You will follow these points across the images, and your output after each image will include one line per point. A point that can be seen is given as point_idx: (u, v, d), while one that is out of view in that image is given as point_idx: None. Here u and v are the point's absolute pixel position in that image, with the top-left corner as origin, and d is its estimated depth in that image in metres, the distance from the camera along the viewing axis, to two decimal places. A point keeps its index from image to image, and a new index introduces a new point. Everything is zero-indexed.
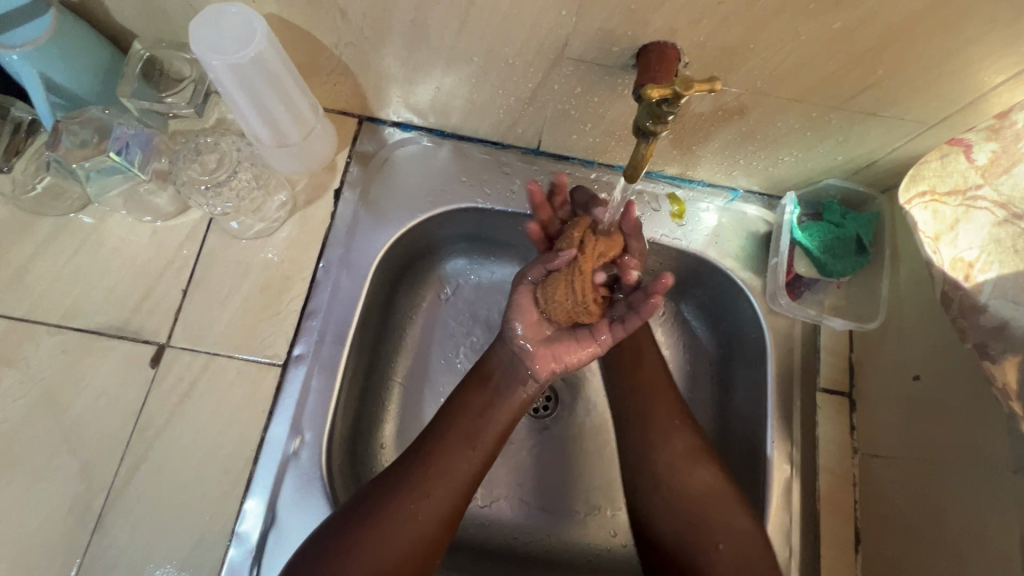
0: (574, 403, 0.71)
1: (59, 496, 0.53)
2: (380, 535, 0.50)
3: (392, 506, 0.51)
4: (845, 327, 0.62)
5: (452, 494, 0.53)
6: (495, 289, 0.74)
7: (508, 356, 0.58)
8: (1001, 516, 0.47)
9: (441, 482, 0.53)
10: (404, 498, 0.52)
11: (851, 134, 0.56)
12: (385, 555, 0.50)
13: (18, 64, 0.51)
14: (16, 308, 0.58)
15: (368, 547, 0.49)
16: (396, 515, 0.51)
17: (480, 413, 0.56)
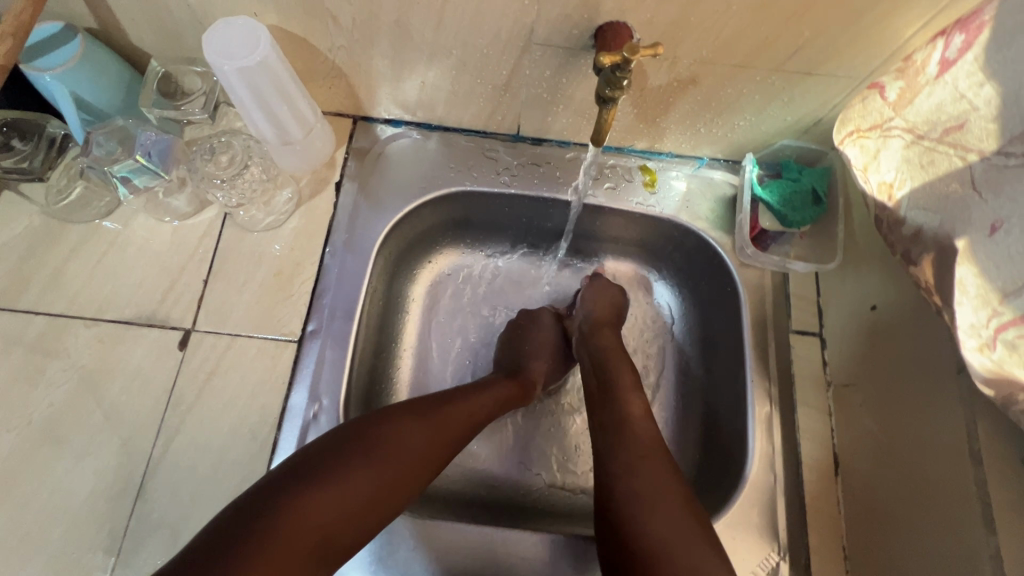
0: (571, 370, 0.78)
1: (104, 469, 0.58)
2: (392, 447, 0.50)
3: (406, 440, 0.52)
4: (808, 269, 0.68)
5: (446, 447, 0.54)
6: (486, 272, 0.81)
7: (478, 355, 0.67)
8: (950, 415, 0.52)
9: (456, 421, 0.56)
10: (418, 435, 0.52)
11: (794, 94, 0.62)
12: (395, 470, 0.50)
13: (52, 84, 0.58)
14: (54, 305, 0.64)
15: (380, 457, 0.49)
16: (411, 438, 0.52)
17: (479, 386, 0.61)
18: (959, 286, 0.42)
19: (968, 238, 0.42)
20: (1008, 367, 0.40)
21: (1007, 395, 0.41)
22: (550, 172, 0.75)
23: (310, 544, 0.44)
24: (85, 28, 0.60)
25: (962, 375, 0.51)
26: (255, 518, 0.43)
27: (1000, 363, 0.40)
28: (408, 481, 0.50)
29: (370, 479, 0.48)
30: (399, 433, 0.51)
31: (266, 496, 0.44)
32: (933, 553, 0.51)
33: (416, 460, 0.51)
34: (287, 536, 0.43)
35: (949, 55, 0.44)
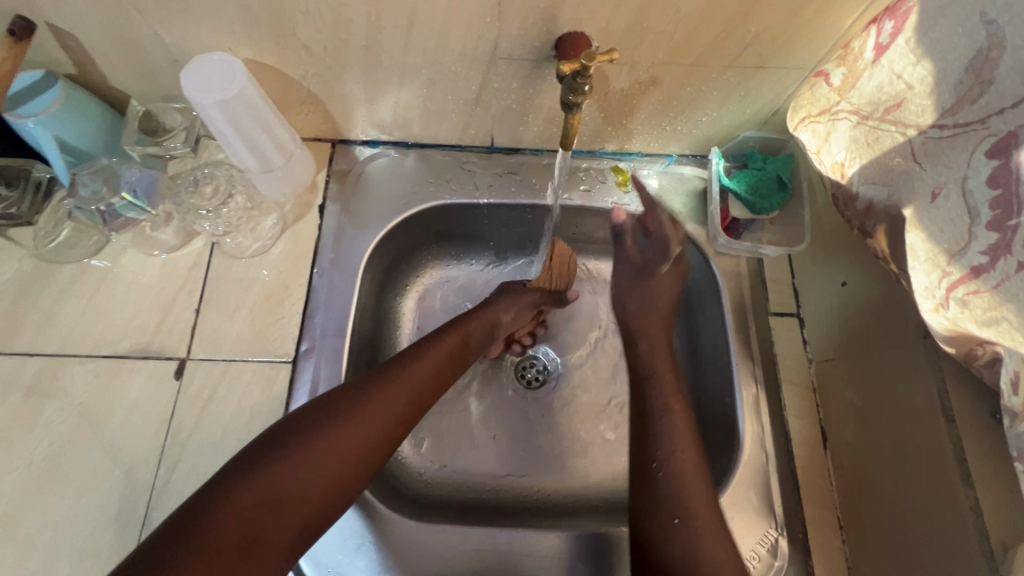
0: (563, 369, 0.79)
1: (108, 503, 0.59)
2: (309, 449, 0.49)
3: (348, 418, 0.52)
4: (779, 252, 0.70)
5: (396, 420, 0.55)
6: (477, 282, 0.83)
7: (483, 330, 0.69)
8: (920, 380, 0.54)
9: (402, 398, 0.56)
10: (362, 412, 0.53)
11: (750, 87, 0.66)
12: (315, 472, 0.49)
13: (34, 130, 0.60)
14: (49, 346, 0.64)
15: (299, 460, 0.49)
16: (331, 437, 0.51)
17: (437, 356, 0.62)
18: (911, 252, 0.44)
19: (913, 206, 0.45)
20: (964, 324, 0.42)
21: (970, 350, 0.45)
22: (527, 178, 0.77)
23: (251, 552, 0.45)
24: (64, 74, 0.62)
25: (927, 338, 0.54)
26: (206, 513, 0.45)
27: (956, 321, 0.43)
28: (348, 472, 0.51)
29: (292, 481, 0.48)
30: (319, 431, 0.51)
31: (195, 506, 0.45)
32: (919, 513, 0.53)
33: (365, 443, 0.52)
34: (213, 547, 0.44)
35: (882, 41, 0.47)
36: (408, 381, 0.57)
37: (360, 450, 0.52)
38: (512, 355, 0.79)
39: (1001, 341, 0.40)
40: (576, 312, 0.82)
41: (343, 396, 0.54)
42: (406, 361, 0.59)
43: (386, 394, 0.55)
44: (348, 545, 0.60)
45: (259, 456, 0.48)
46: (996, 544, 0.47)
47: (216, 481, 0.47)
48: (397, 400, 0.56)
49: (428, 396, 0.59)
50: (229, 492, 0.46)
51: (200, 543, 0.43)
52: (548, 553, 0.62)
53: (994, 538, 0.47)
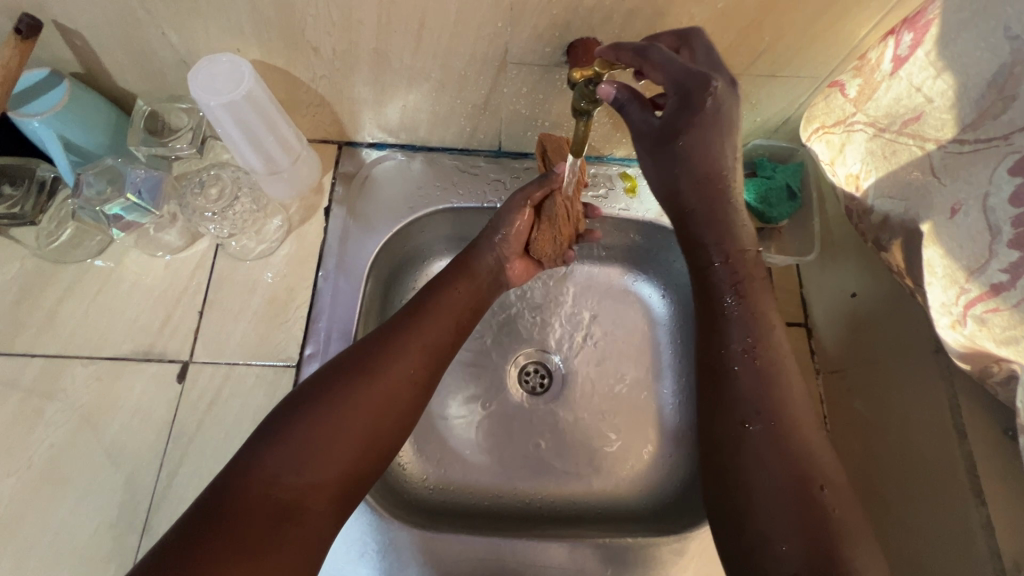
0: (567, 375, 0.78)
1: (109, 506, 0.58)
2: (334, 408, 0.49)
3: (378, 366, 0.52)
4: (789, 262, 0.70)
5: (423, 364, 0.55)
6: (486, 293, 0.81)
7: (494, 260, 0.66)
8: (931, 392, 0.54)
9: (425, 342, 0.56)
10: (388, 360, 0.53)
11: (761, 96, 0.65)
12: (344, 431, 0.49)
13: (39, 130, 0.59)
14: (50, 347, 0.64)
15: (325, 419, 0.48)
16: (353, 392, 0.50)
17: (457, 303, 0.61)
18: (928, 268, 0.44)
19: (930, 220, 0.44)
20: (982, 341, 0.42)
21: (985, 366, 0.43)
22: None
23: (299, 513, 0.45)
24: (70, 72, 0.61)
25: (940, 353, 0.53)
26: (244, 478, 0.45)
27: (973, 338, 0.43)
28: (384, 422, 0.51)
29: (323, 441, 0.47)
30: (341, 391, 0.50)
31: (228, 478, 0.45)
32: (928, 527, 0.52)
33: (396, 388, 0.52)
34: (255, 513, 0.43)
35: (901, 52, 0.46)
36: (421, 334, 0.56)
37: (383, 403, 0.51)
38: (517, 360, 0.79)
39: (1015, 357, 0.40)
40: (582, 318, 0.81)
41: (358, 356, 0.53)
42: (416, 317, 0.58)
43: (402, 348, 0.54)
44: (349, 552, 0.59)
45: (287, 423, 0.48)
46: (1007, 561, 0.46)
47: (249, 448, 0.47)
48: (412, 352, 0.55)
49: (446, 344, 0.58)
50: (261, 459, 0.46)
51: (242, 510, 0.43)
52: (551, 562, 0.61)
53: (1007, 556, 0.46)
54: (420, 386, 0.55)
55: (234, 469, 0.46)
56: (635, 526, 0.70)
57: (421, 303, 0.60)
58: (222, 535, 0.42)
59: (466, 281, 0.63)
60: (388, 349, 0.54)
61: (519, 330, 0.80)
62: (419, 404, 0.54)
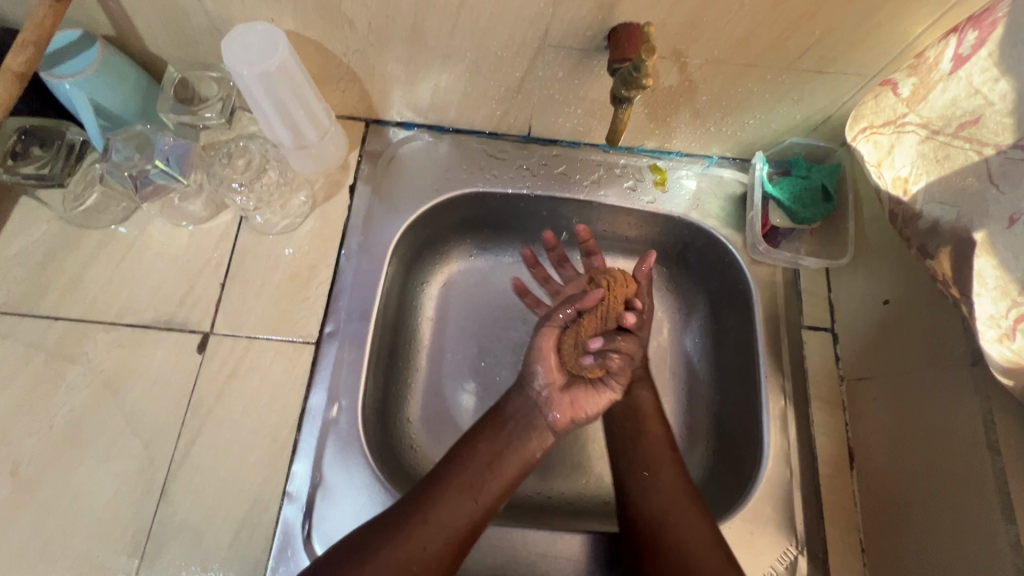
0: None
1: (127, 472, 0.59)
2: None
3: (392, 544, 0.51)
4: (819, 264, 0.69)
5: (449, 543, 0.52)
6: (480, 273, 0.82)
7: (529, 399, 0.61)
8: (964, 407, 0.52)
9: (450, 524, 0.53)
10: (406, 534, 0.51)
11: (804, 92, 0.63)
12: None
13: (71, 92, 0.58)
14: (74, 311, 0.64)
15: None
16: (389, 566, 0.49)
17: (494, 457, 0.57)
18: (978, 277, 0.42)
19: (986, 230, 0.43)
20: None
21: None
22: (562, 171, 0.76)
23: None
24: (102, 35, 0.60)
25: (976, 365, 0.52)
26: None
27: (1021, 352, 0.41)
28: None
29: None
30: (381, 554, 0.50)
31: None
32: (949, 543, 0.52)
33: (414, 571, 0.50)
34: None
35: (963, 51, 0.44)
36: (468, 492, 0.54)
37: (418, 551, 0.51)
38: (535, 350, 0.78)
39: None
40: None
41: (400, 521, 0.52)
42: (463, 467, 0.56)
43: (439, 510, 0.53)
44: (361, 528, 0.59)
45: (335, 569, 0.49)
46: None
47: None
48: (452, 500, 0.54)
49: (475, 524, 0.54)
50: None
51: None
52: (564, 554, 0.61)
53: None
54: (462, 531, 0.53)
55: None
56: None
57: (447, 460, 0.57)
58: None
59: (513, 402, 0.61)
60: (407, 525, 0.52)
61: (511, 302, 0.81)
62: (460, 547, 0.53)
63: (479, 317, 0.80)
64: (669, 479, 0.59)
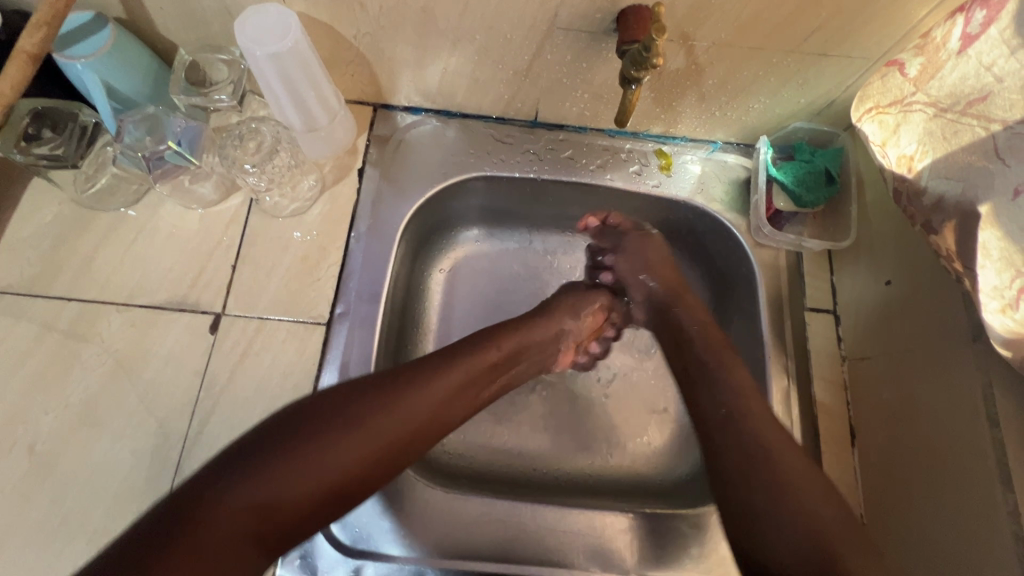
0: None
1: (142, 449, 0.59)
2: (318, 458, 0.47)
3: (352, 423, 0.49)
4: (822, 247, 0.70)
5: (404, 434, 0.51)
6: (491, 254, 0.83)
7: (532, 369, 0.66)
8: (965, 382, 0.53)
9: (416, 414, 0.52)
10: (368, 417, 0.50)
11: (809, 76, 0.64)
12: (327, 472, 0.47)
13: (83, 73, 0.58)
14: (87, 292, 0.65)
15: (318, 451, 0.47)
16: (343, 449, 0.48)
17: (475, 371, 0.58)
18: (983, 250, 0.43)
19: (991, 203, 0.43)
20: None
21: None
22: (568, 156, 0.77)
23: (271, 519, 0.45)
24: (113, 17, 0.61)
25: (977, 342, 0.53)
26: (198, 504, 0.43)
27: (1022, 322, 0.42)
28: (342, 479, 0.47)
29: (305, 479, 0.46)
30: (337, 429, 0.48)
31: (222, 470, 0.45)
32: (951, 518, 0.53)
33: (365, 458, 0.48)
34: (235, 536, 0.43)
35: (971, 31, 0.45)
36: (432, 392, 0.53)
37: (372, 435, 0.49)
38: None
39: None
40: None
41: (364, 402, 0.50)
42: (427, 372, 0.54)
43: (398, 404, 0.51)
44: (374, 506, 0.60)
45: (291, 436, 0.47)
46: None
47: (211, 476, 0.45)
48: (411, 391, 0.52)
49: (433, 422, 0.53)
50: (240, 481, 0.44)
51: (206, 525, 0.43)
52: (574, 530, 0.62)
53: None
54: (424, 427, 0.52)
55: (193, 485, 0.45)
56: (655, 501, 0.70)
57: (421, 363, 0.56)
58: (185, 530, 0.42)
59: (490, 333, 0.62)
60: (370, 406, 0.50)
61: (522, 278, 0.83)
62: (413, 443, 0.52)
63: (485, 284, 0.82)
64: (769, 431, 0.53)
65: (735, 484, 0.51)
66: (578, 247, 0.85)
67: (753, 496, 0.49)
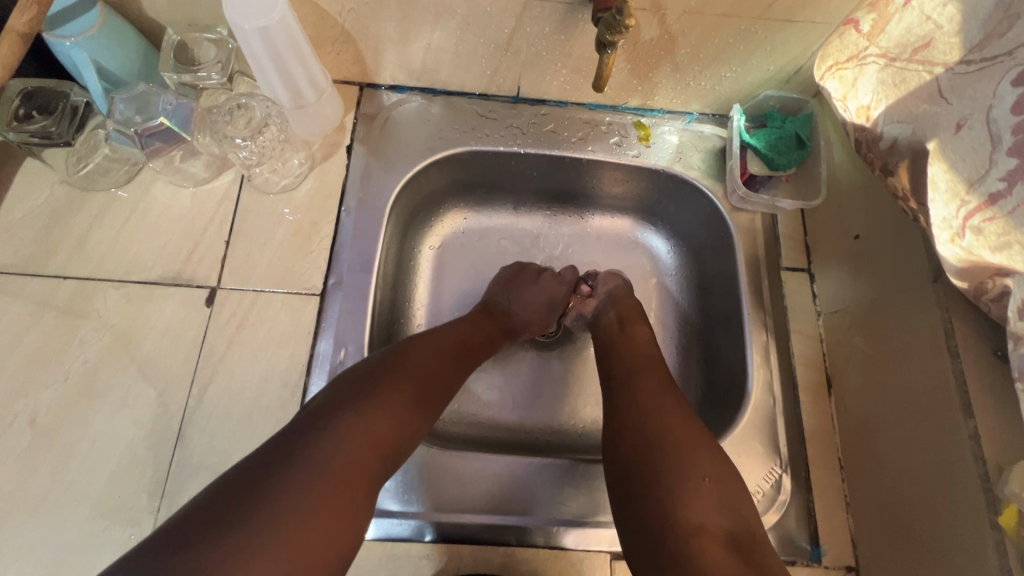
0: None
1: (143, 418, 0.61)
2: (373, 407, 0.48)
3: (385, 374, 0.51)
4: (795, 207, 0.73)
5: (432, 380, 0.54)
6: (480, 231, 0.87)
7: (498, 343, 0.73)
8: (928, 319, 0.56)
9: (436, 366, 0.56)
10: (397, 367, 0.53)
11: (776, 43, 0.67)
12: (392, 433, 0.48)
13: (72, 50, 0.60)
14: (82, 270, 0.66)
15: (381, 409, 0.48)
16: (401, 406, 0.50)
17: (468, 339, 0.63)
18: (932, 182, 0.46)
19: (937, 139, 0.46)
20: (978, 251, 0.44)
21: (980, 283, 0.46)
22: (551, 129, 0.79)
23: (357, 476, 0.44)
24: None
25: (938, 281, 0.56)
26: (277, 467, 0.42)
27: (970, 248, 0.45)
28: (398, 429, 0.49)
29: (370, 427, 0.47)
30: (391, 388, 0.50)
31: (285, 447, 0.44)
32: (920, 451, 0.56)
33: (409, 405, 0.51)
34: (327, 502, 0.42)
35: None
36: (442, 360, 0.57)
37: (419, 397, 0.52)
38: None
39: (1006, 263, 0.42)
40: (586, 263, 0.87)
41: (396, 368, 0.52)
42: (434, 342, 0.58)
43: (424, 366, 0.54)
44: None
45: (352, 392, 0.49)
46: (991, 467, 0.49)
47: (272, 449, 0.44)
48: (434, 348, 0.57)
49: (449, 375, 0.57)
50: (313, 449, 0.44)
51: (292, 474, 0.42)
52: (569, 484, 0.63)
53: (990, 463, 0.49)
54: (442, 378, 0.56)
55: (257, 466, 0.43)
56: None
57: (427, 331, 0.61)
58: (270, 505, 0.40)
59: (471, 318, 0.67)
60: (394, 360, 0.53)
61: (509, 253, 0.86)
62: (443, 395, 0.55)
63: (474, 263, 0.85)
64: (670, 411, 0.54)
65: (626, 454, 0.52)
66: (561, 223, 0.88)
67: (634, 475, 0.50)
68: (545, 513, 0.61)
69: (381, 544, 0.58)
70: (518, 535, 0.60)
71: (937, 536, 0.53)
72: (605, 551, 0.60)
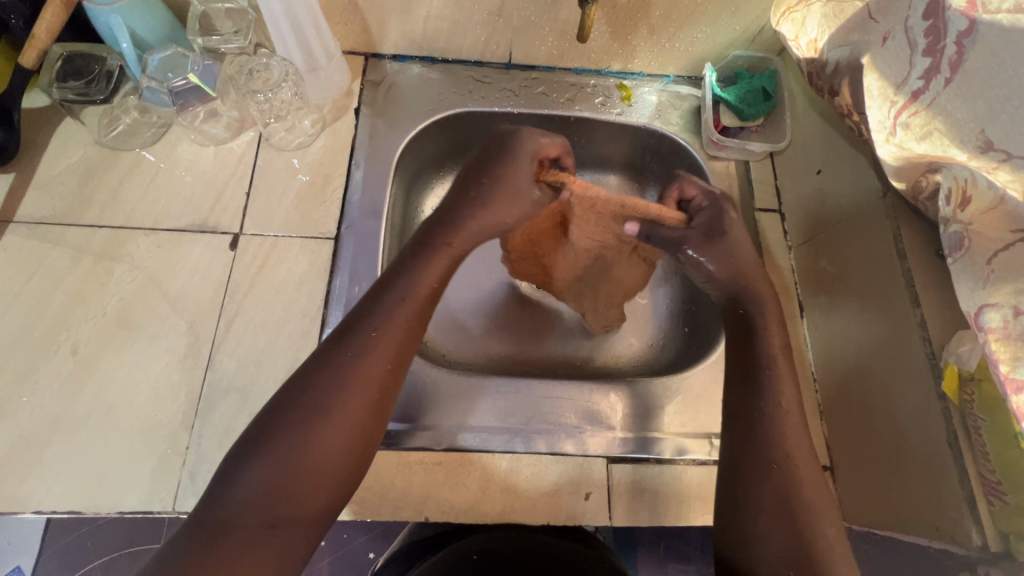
0: None
1: (175, 348, 0.66)
2: (291, 460, 0.48)
3: (302, 417, 0.49)
4: (763, 148, 0.81)
5: (365, 403, 0.51)
6: None
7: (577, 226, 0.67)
8: (880, 229, 0.63)
9: (365, 388, 0.51)
10: (318, 402, 0.50)
11: (739, 3, 0.75)
12: (314, 472, 0.49)
13: (111, 18, 0.67)
14: (115, 220, 0.72)
15: (282, 460, 0.48)
16: (311, 446, 0.48)
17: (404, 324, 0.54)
18: (868, 91, 0.54)
19: (869, 53, 0.54)
20: (908, 144, 0.52)
21: (916, 182, 0.54)
22: (541, 90, 0.87)
23: (290, 527, 0.48)
24: None
25: (887, 195, 0.63)
26: (210, 535, 0.46)
27: (903, 144, 0.52)
28: (327, 472, 0.49)
29: (289, 481, 0.48)
30: (308, 434, 0.49)
31: (211, 507, 0.47)
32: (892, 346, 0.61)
33: (334, 448, 0.49)
34: (253, 554, 0.46)
35: None
36: (365, 365, 0.51)
37: (348, 433, 0.50)
38: None
39: (932, 152, 0.50)
40: None
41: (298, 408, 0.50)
42: (355, 345, 0.52)
43: (346, 386, 0.51)
44: None
45: (266, 443, 0.48)
46: (937, 345, 0.56)
47: (208, 507, 0.47)
48: (362, 364, 0.52)
49: (387, 388, 0.53)
50: (228, 502, 0.47)
51: (223, 537, 0.46)
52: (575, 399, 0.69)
53: (935, 342, 0.56)
54: (374, 398, 0.52)
55: (198, 525, 0.47)
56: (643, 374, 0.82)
57: (352, 333, 0.53)
58: (218, 553, 0.45)
59: (403, 285, 0.55)
60: (315, 394, 0.50)
61: None
62: (376, 413, 0.52)
63: None
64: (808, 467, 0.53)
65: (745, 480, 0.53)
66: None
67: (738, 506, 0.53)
68: (550, 425, 0.67)
69: (397, 452, 0.64)
70: (526, 444, 0.66)
71: (914, 421, 0.57)
72: (601, 457, 0.66)
